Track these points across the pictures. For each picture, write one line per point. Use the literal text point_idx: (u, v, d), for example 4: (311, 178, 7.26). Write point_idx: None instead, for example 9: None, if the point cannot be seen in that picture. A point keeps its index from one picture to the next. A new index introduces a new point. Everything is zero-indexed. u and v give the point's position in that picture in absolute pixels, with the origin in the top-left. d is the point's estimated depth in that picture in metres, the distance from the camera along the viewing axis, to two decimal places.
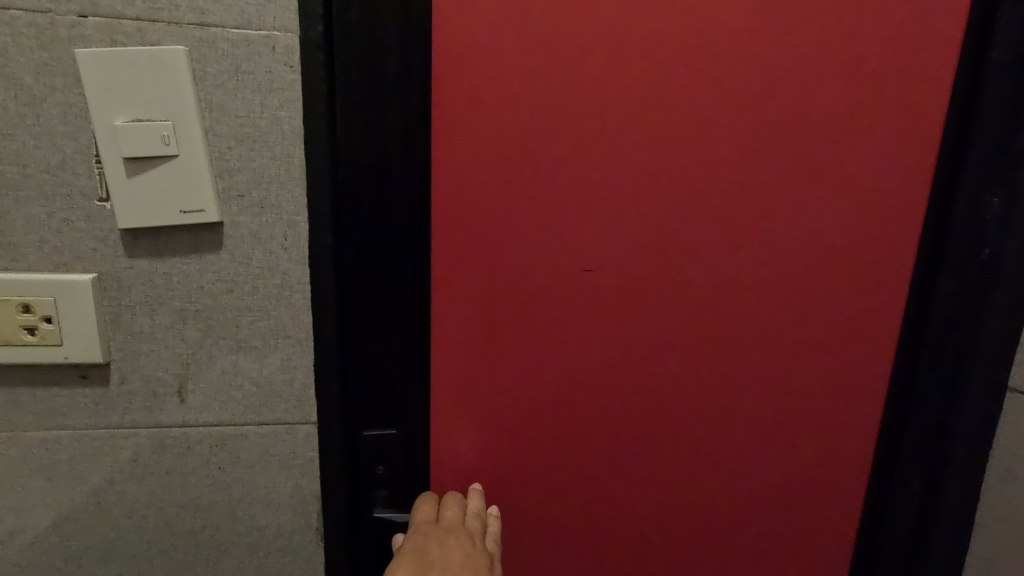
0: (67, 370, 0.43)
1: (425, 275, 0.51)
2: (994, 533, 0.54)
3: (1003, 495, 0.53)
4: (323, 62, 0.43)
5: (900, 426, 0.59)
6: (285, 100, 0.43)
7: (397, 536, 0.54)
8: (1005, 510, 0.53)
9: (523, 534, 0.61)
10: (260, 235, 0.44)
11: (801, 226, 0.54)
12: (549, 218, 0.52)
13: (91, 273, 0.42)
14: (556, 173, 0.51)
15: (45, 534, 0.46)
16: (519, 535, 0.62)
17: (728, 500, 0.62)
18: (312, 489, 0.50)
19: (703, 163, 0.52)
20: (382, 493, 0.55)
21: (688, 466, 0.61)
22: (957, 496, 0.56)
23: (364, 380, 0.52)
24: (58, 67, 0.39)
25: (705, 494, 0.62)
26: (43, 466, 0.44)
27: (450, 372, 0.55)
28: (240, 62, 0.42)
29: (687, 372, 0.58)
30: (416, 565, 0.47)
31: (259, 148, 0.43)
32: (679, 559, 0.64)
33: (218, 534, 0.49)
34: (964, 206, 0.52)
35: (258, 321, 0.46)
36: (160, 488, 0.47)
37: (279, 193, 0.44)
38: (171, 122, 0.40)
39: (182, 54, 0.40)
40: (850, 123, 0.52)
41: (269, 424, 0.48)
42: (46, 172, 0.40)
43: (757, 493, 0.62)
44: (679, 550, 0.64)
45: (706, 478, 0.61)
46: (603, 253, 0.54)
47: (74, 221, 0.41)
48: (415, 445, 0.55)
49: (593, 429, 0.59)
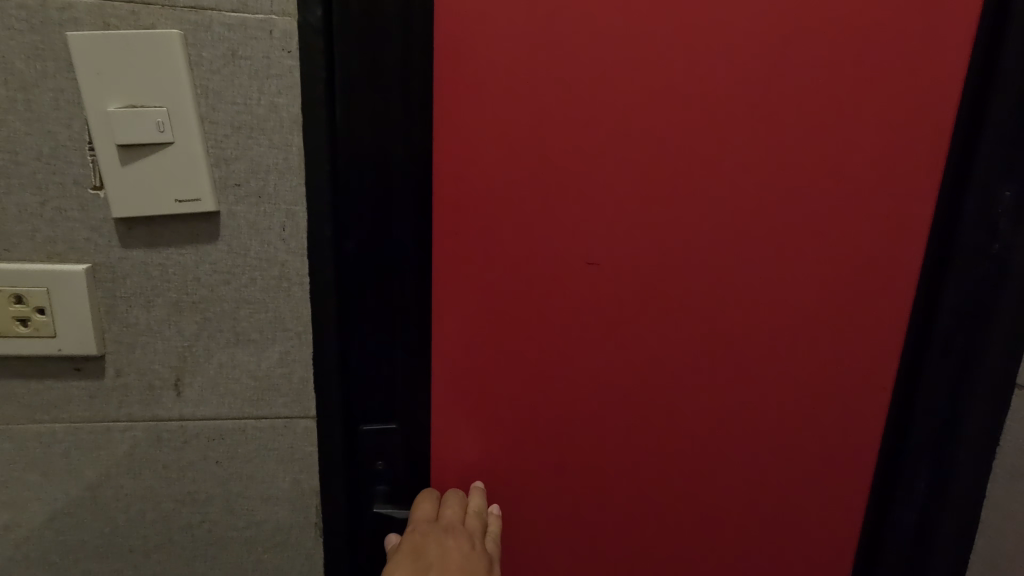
0: (63, 362, 0.43)
1: (427, 268, 0.50)
2: (1000, 531, 0.54)
3: (1009, 493, 0.53)
4: (322, 47, 0.41)
5: (905, 423, 0.58)
6: (284, 86, 0.41)
7: (393, 534, 0.53)
8: (1011, 508, 0.52)
9: (527, 541, 0.60)
10: (258, 226, 0.43)
11: (809, 220, 0.52)
12: (555, 209, 0.50)
13: (85, 263, 0.42)
14: (562, 162, 0.49)
15: (42, 528, 0.47)
16: (522, 542, 0.60)
17: (731, 501, 0.61)
18: (312, 484, 0.49)
19: (711, 154, 0.50)
20: (382, 488, 0.54)
21: (690, 466, 0.59)
22: (961, 493, 0.55)
23: (364, 374, 0.51)
24: (49, 51, 0.38)
25: (709, 495, 0.60)
26: (38, 459, 0.45)
27: (453, 368, 0.53)
28: (237, 46, 0.40)
29: (691, 369, 0.56)
30: (414, 566, 0.45)
31: (257, 136, 0.41)
32: (682, 561, 0.62)
33: (215, 529, 0.49)
34: (973, 204, 0.51)
35: (257, 314, 0.45)
36: (157, 481, 0.47)
37: (277, 182, 0.42)
38: (165, 109, 0.39)
39: (175, 37, 0.38)
40: (859, 114, 0.50)
41: (268, 417, 0.47)
42: (38, 160, 0.40)
43: (761, 495, 0.60)
44: (683, 553, 0.62)
45: (710, 479, 0.60)
46: (608, 246, 0.52)
47: (67, 210, 0.41)
48: (415, 440, 0.54)
49: (600, 431, 0.57)
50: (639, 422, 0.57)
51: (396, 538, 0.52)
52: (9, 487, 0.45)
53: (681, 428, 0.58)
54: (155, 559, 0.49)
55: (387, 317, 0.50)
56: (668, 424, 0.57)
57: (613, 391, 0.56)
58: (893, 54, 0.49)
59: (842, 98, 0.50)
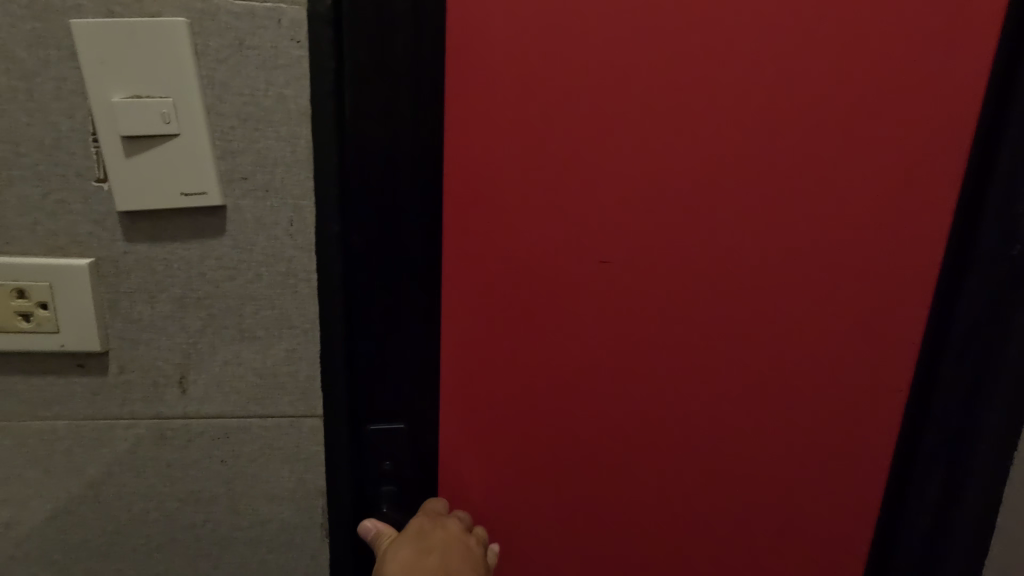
0: (66, 358, 0.42)
1: (436, 265, 0.49)
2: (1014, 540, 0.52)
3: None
4: (331, 37, 0.40)
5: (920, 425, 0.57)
6: (291, 77, 0.40)
7: (369, 522, 0.50)
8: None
9: (534, 544, 0.59)
10: (264, 221, 0.42)
11: (828, 220, 0.51)
12: (566, 206, 0.49)
13: (88, 258, 0.41)
14: (574, 158, 0.48)
15: (43, 526, 0.46)
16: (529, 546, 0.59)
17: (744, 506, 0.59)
18: (317, 484, 0.48)
19: (728, 151, 0.49)
20: (388, 489, 0.52)
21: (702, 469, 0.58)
22: (976, 500, 0.54)
23: (371, 373, 0.50)
24: (51, 39, 0.37)
25: (721, 498, 0.59)
26: (40, 457, 0.44)
27: (460, 367, 0.52)
28: (244, 36, 0.39)
29: (703, 370, 0.55)
30: (418, 543, 0.46)
31: (264, 128, 0.40)
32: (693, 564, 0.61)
33: (219, 528, 0.48)
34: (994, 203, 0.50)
35: (262, 310, 0.44)
36: (160, 480, 0.46)
37: (284, 176, 0.41)
38: (171, 99, 0.38)
39: (181, 26, 0.37)
40: (881, 111, 0.49)
41: (273, 416, 0.46)
42: (40, 151, 0.39)
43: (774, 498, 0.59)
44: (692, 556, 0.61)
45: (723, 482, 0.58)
46: (621, 244, 0.51)
47: (70, 203, 0.40)
48: (422, 440, 0.53)
49: (609, 432, 0.56)
50: (651, 423, 0.56)
51: (373, 524, 0.50)
52: (10, 485, 0.44)
53: (691, 430, 0.57)
54: (158, 559, 0.48)
55: (395, 314, 0.49)
56: (680, 426, 0.57)
57: (623, 391, 0.55)
58: (917, 49, 0.47)
59: (863, 95, 0.48)
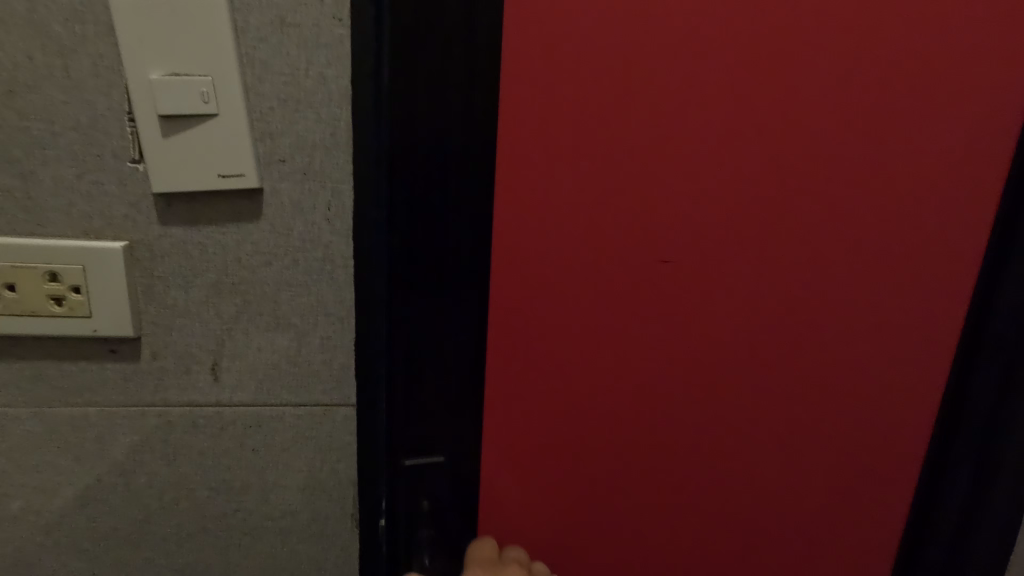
0: (98, 344, 0.42)
1: (479, 266, 0.45)
2: None
3: None
4: (374, 16, 0.38)
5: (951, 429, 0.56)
6: (334, 57, 0.39)
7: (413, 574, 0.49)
8: None
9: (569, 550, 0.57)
10: (302, 204, 0.41)
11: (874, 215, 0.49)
12: (611, 200, 0.47)
13: (122, 241, 0.40)
14: (620, 149, 0.46)
15: (72, 514, 0.45)
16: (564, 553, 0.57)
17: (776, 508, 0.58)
18: (349, 474, 0.48)
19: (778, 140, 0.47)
20: (426, 502, 0.50)
21: (737, 470, 0.56)
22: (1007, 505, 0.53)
23: (408, 379, 0.47)
24: (89, 14, 0.36)
25: (755, 499, 0.57)
26: (70, 443, 0.43)
27: (500, 372, 0.50)
28: (286, 13, 0.38)
29: (744, 370, 0.53)
30: None
31: (304, 109, 0.39)
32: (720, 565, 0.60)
33: (250, 518, 0.47)
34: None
35: (298, 297, 0.43)
36: (192, 469, 0.45)
37: (324, 159, 0.40)
38: (210, 78, 0.37)
39: (222, 2, 0.36)
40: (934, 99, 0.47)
41: (307, 405, 0.45)
42: (76, 131, 0.38)
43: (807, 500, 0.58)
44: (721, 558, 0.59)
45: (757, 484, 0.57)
46: (666, 241, 0.49)
47: (104, 184, 0.39)
48: (459, 449, 0.50)
49: (647, 434, 0.54)
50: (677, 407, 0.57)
51: None
52: (40, 471, 0.44)
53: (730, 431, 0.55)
54: (188, 548, 0.47)
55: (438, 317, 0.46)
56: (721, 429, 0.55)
57: (661, 392, 0.53)
58: (973, 33, 0.46)
59: (915, 81, 0.46)
